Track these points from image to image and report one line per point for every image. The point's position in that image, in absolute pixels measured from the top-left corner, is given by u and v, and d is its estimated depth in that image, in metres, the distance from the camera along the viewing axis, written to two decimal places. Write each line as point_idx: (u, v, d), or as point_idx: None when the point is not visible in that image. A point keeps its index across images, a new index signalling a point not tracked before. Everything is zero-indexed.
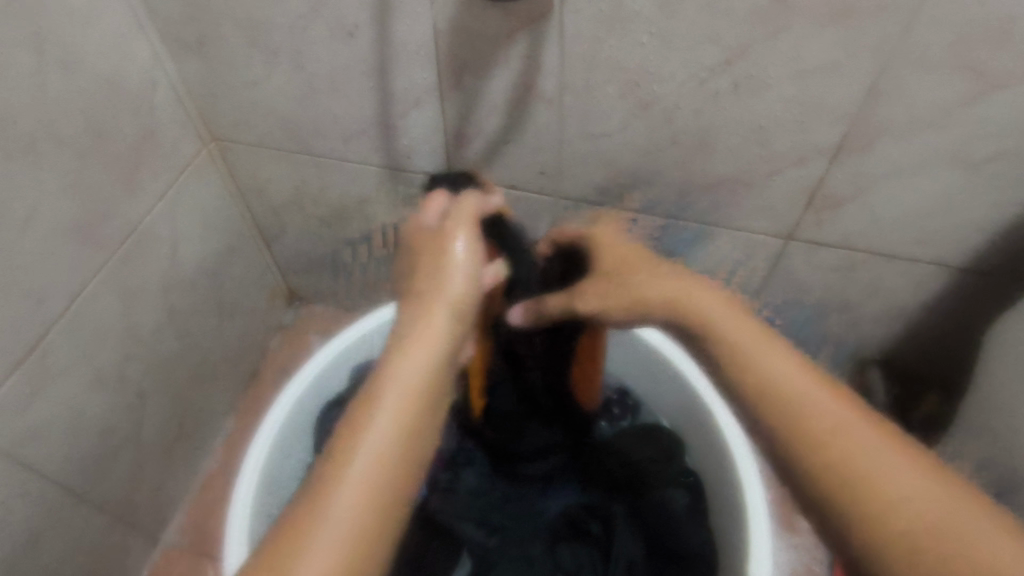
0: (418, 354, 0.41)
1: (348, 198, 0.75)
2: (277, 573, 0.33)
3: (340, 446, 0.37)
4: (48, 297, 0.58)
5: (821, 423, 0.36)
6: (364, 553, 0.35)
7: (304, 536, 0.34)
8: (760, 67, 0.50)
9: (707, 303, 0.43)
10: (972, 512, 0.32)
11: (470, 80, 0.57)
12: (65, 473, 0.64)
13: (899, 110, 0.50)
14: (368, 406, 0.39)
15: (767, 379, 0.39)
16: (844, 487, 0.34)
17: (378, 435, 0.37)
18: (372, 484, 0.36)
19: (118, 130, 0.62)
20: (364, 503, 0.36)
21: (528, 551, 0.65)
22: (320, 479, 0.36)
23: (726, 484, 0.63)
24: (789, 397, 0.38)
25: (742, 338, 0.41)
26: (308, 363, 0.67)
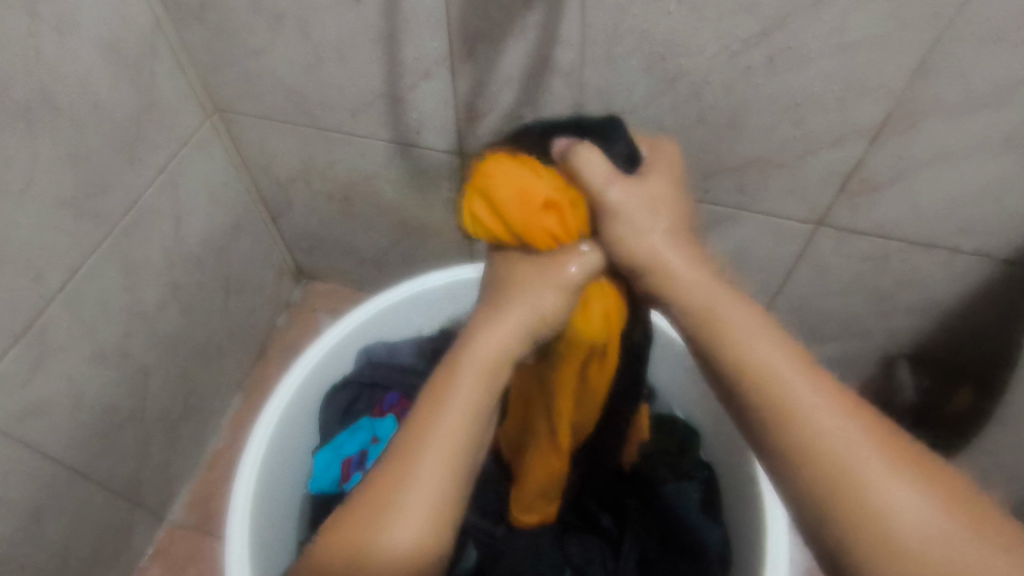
0: (496, 333, 0.43)
1: (356, 174, 0.72)
2: (366, 524, 0.39)
3: (425, 411, 0.42)
4: (46, 273, 0.56)
5: (828, 440, 0.32)
6: (446, 512, 0.39)
7: (391, 494, 0.39)
8: (798, 40, 0.46)
9: (713, 296, 0.39)
10: (972, 535, 0.29)
11: (484, 51, 0.53)
12: (66, 452, 0.63)
13: (952, 89, 0.46)
14: (451, 376, 0.43)
15: (758, 368, 0.35)
16: (837, 504, 0.31)
17: (463, 403, 0.42)
18: (451, 445, 0.40)
19: (116, 99, 0.59)
20: (451, 464, 0.40)
21: (537, 539, 0.61)
22: (407, 439, 0.41)
23: (743, 481, 0.61)
24: (785, 398, 0.34)
25: (743, 334, 0.37)
26: (324, 337, 0.66)
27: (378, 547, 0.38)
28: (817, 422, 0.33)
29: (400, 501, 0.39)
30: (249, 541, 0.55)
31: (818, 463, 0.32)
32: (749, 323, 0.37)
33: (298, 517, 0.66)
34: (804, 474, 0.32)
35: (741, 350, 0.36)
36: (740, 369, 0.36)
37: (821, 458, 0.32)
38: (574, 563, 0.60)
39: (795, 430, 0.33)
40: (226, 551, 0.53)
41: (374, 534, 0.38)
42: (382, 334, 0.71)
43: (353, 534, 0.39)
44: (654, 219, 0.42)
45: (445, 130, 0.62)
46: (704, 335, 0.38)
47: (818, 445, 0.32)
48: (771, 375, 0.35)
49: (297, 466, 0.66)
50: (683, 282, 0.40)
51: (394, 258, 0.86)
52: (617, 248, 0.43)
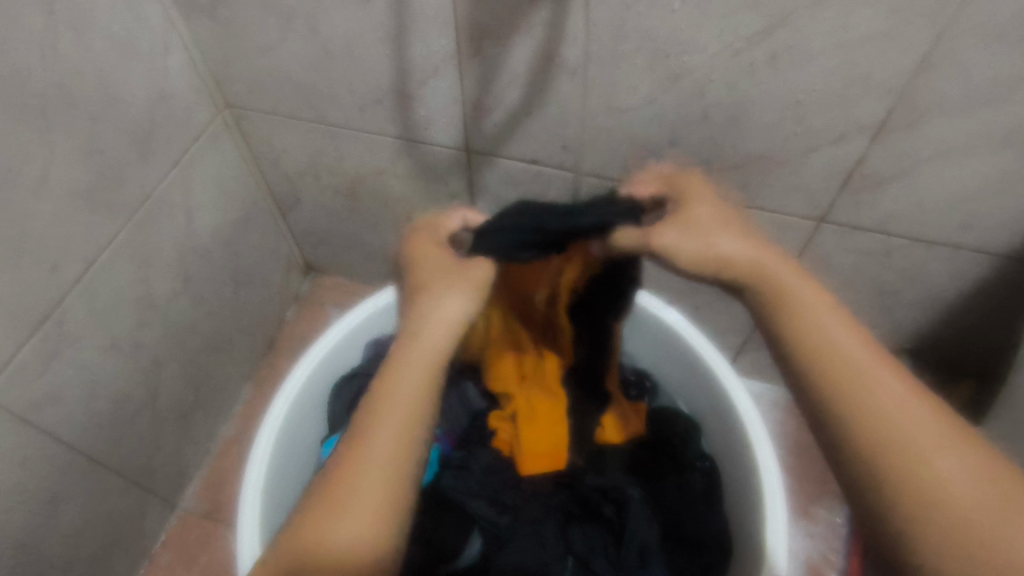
0: (429, 334, 0.48)
1: (364, 169, 0.73)
2: (324, 513, 0.40)
3: (373, 404, 0.45)
4: (62, 264, 0.58)
5: (882, 401, 0.38)
6: (402, 493, 0.42)
7: (348, 482, 0.41)
8: (801, 37, 0.46)
9: (785, 278, 0.45)
10: (994, 487, 0.35)
11: (491, 48, 0.54)
12: (81, 440, 0.65)
13: (953, 85, 0.47)
14: (391, 378, 0.46)
15: (818, 337, 0.41)
16: (886, 457, 0.37)
17: (406, 400, 0.45)
18: (398, 431, 0.43)
19: (130, 94, 0.60)
20: (395, 458, 0.43)
21: (540, 529, 0.63)
22: (353, 440, 0.43)
23: (745, 471, 0.62)
24: (840, 363, 0.40)
25: (808, 308, 0.43)
26: (332, 330, 0.67)
27: (329, 545, 0.39)
28: (866, 388, 0.39)
29: (351, 495, 0.41)
30: (259, 524, 0.56)
31: (861, 420, 0.38)
32: (817, 300, 0.43)
33: None
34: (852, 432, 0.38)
35: (803, 320, 0.42)
36: (794, 341, 0.42)
37: (870, 424, 0.38)
38: (576, 552, 0.63)
39: (851, 390, 0.39)
40: (239, 537, 0.55)
41: (323, 529, 0.40)
42: (387, 327, 0.72)
43: (310, 527, 0.40)
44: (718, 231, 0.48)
45: (452, 126, 0.63)
46: (770, 305, 0.44)
47: (871, 404, 0.38)
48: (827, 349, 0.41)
49: (305, 454, 0.67)
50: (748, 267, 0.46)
51: (402, 252, 0.87)
52: (687, 264, 0.47)
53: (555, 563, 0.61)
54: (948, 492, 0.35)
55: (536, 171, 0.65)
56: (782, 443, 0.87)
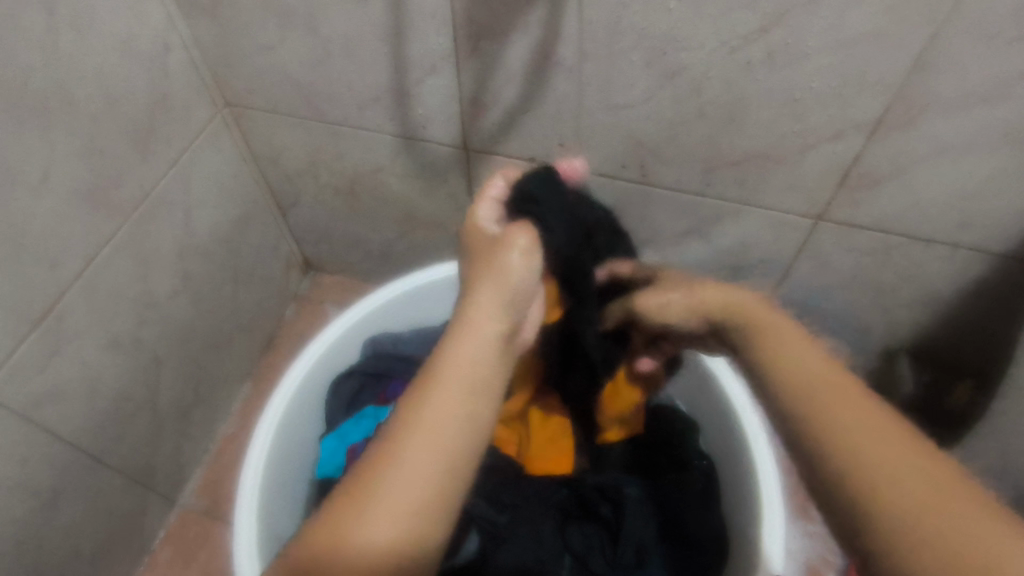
0: (476, 332, 0.44)
1: (363, 167, 0.74)
2: (351, 518, 0.37)
3: (414, 403, 0.42)
4: (63, 261, 0.58)
5: (853, 430, 0.36)
6: (442, 502, 0.39)
7: (380, 485, 0.38)
8: (796, 35, 0.46)
9: (763, 317, 0.46)
10: (982, 514, 0.32)
11: (488, 47, 0.54)
12: (81, 436, 0.65)
13: (950, 83, 0.47)
14: (429, 377, 0.42)
15: (793, 375, 0.41)
16: (868, 490, 0.34)
17: (442, 401, 0.41)
18: (440, 435, 0.40)
19: (130, 93, 0.61)
20: (436, 465, 0.39)
21: (539, 528, 0.62)
22: (384, 442, 0.40)
23: (742, 472, 0.62)
24: (813, 394, 0.39)
25: (781, 346, 0.43)
26: (331, 326, 0.67)
27: (355, 549, 0.37)
28: (833, 412, 0.38)
29: (375, 501, 0.38)
30: (257, 517, 0.57)
31: (828, 448, 0.36)
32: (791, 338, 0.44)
33: (303, 504, 0.68)
34: (825, 461, 0.36)
35: (777, 361, 0.42)
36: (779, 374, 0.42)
37: (845, 458, 0.36)
38: (574, 552, 0.62)
39: (825, 421, 0.38)
40: (235, 535, 0.55)
41: (346, 540, 0.37)
42: (385, 325, 0.72)
43: (335, 529, 0.37)
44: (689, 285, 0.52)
45: (450, 124, 0.63)
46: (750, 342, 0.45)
47: (842, 434, 0.36)
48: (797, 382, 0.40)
49: (305, 450, 0.68)
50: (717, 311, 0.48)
51: (400, 251, 0.87)
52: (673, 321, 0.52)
53: (551, 560, 0.61)
54: (927, 516, 0.32)
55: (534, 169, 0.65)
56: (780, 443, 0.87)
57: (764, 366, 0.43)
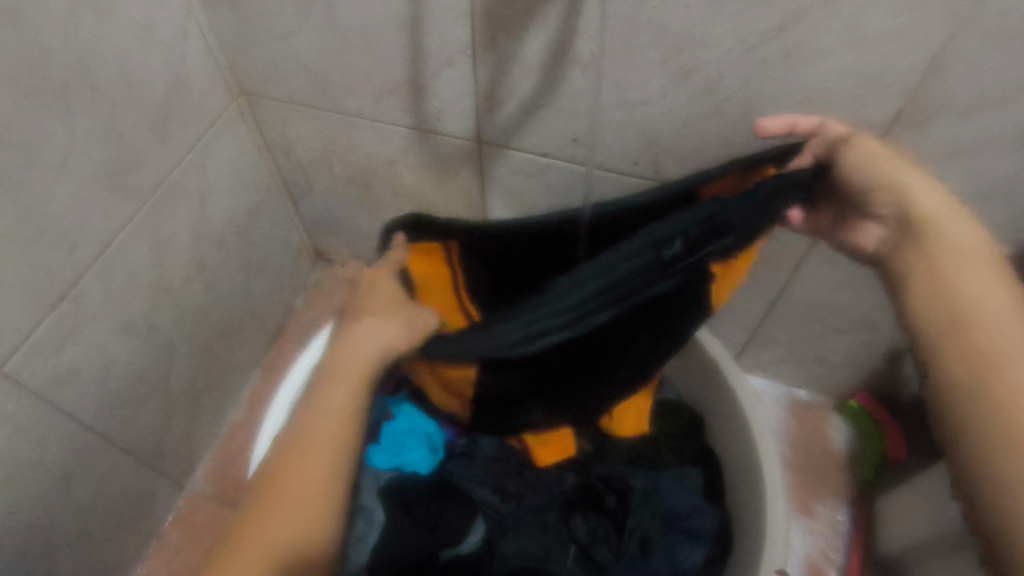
0: (364, 339, 0.56)
1: (376, 158, 0.74)
2: (271, 497, 0.51)
3: (318, 397, 0.55)
4: (80, 245, 0.59)
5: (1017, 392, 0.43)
6: (335, 470, 0.53)
7: (289, 468, 0.52)
8: (813, 34, 0.47)
9: (953, 227, 0.49)
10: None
11: (505, 41, 0.54)
12: (96, 417, 0.66)
13: (964, 85, 0.47)
14: (315, 402, 0.55)
15: (974, 313, 0.47)
16: (1003, 449, 0.43)
17: (334, 401, 0.55)
18: (334, 428, 0.54)
19: (149, 79, 0.61)
20: (327, 449, 0.53)
21: (544, 518, 0.64)
22: (282, 452, 0.54)
23: (747, 460, 0.63)
24: (997, 346, 0.45)
25: (959, 272, 0.48)
26: (319, 341, 0.65)
27: (261, 530, 0.49)
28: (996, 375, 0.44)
29: (264, 524, 0.50)
30: None
31: (996, 427, 0.43)
32: (979, 257, 0.49)
33: None
34: (994, 459, 0.43)
35: (945, 280, 0.48)
36: (940, 296, 0.48)
37: (991, 421, 0.44)
38: (578, 540, 0.63)
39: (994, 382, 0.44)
40: None
41: (262, 527, 0.49)
42: None
43: (266, 524, 0.50)
44: (893, 163, 0.50)
45: (464, 118, 0.64)
46: (947, 252, 0.48)
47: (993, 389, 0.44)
48: (983, 325, 0.46)
49: None
50: (933, 216, 0.49)
51: None
52: (872, 180, 0.50)
53: (557, 551, 0.62)
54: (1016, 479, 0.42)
55: (547, 163, 0.65)
56: (783, 442, 0.87)
57: (921, 288, 0.49)
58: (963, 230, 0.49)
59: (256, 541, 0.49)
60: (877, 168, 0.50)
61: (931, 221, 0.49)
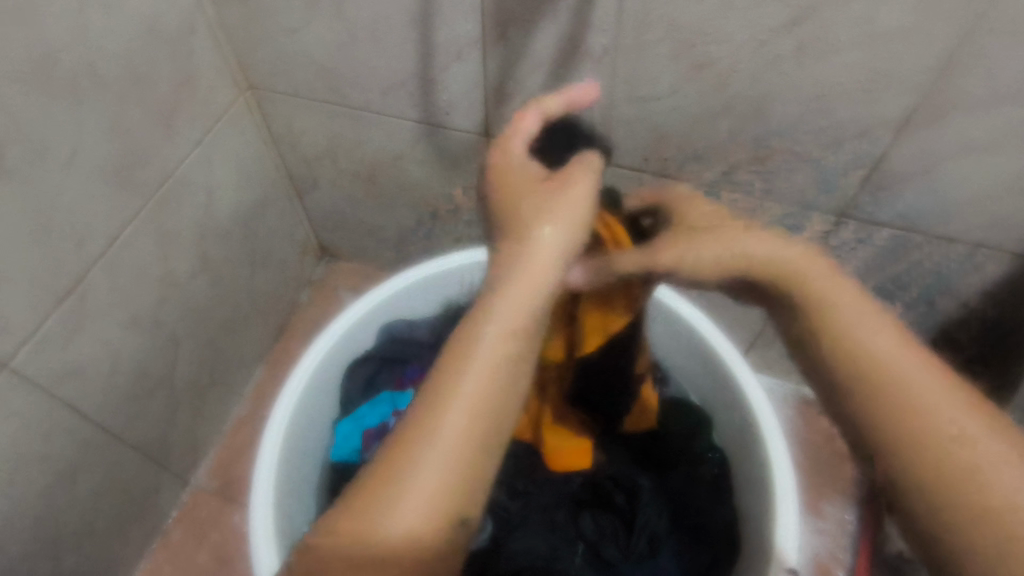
0: (542, 255, 0.45)
1: (384, 153, 0.74)
2: (404, 463, 0.39)
3: (467, 329, 0.43)
4: (87, 240, 0.58)
5: (956, 446, 0.39)
6: (492, 430, 0.41)
7: (433, 416, 0.40)
8: (828, 30, 0.46)
9: (826, 289, 0.45)
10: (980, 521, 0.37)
11: (516, 35, 0.54)
12: (101, 412, 0.66)
13: (980, 82, 0.46)
14: (468, 332, 0.43)
15: (884, 370, 0.42)
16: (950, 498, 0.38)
17: (495, 326, 0.43)
18: (497, 368, 0.42)
19: (157, 73, 0.61)
20: (485, 397, 0.41)
21: (552, 516, 0.64)
22: (415, 415, 0.41)
23: (754, 461, 0.62)
24: (915, 400, 0.41)
25: (852, 325, 0.44)
26: (331, 329, 0.65)
27: (388, 521, 0.37)
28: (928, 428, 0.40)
29: (398, 492, 0.38)
30: (274, 505, 0.56)
31: (938, 477, 0.39)
32: (862, 314, 0.44)
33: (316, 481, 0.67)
34: (942, 509, 0.38)
35: (860, 341, 0.43)
36: (858, 370, 0.43)
37: (931, 473, 0.39)
38: (586, 536, 0.63)
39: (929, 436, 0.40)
40: (251, 529, 0.55)
41: (389, 509, 0.38)
42: (395, 310, 0.71)
43: (385, 493, 0.38)
44: (722, 232, 0.48)
45: (473, 112, 0.63)
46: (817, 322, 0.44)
47: (929, 446, 0.40)
48: (905, 389, 0.41)
49: (319, 429, 0.67)
50: (795, 276, 0.46)
51: (417, 238, 0.87)
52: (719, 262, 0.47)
53: (564, 548, 0.62)
54: (979, 526, 0.37)
55: None
56: (789, 440, 0.87)
57: (831, 350, 0.44)
58: (836, 289, 0.45)
59: (388, 514, 0.37)
60: (702, 250, 0.48)
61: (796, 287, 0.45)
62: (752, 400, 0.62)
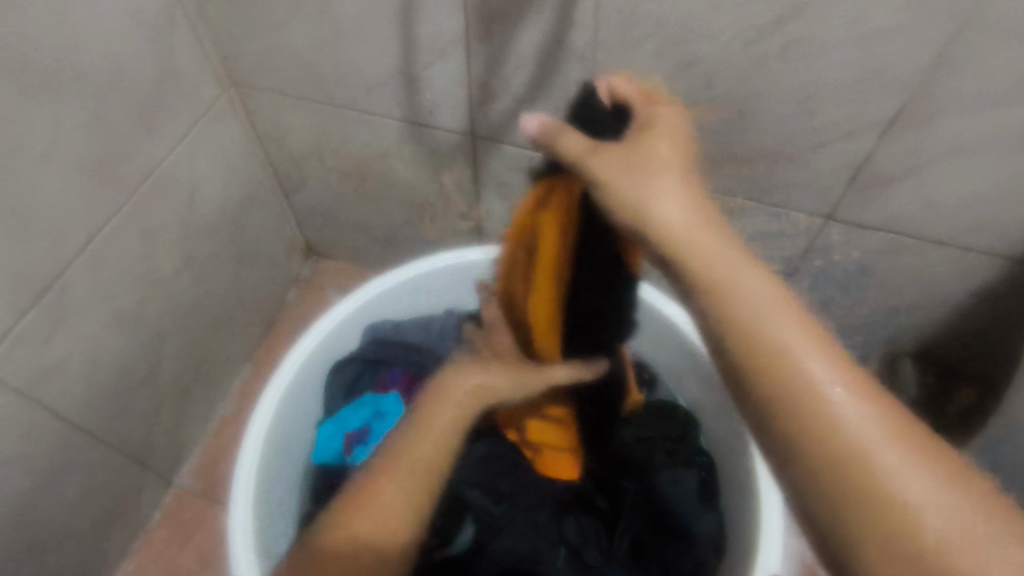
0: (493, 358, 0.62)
1: (369, 151, 0.73)
2: (384, 481, 0.51)
3: (439, 394, 0.59)
4: (65, 237, 0.57)
5: (854, 447, 0.32)
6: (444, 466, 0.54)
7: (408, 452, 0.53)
8: (815, 28, 0.45)
9: (728, 266, 0.39)
10: (879, 532, 0.31)
11: (499, 33, 0.53)
12: (82, 411, 0.65)
13: (970, 83, 0.45)
14: (437, 399, 0.58)
15: (784, 354, 0.35)
16: (856, 505, 0.31)
17: (462, 398, 0.58)
18: (456, 424, 0.56)
19: (137, 68, 0.60)
20: (446, 442, 0.55)
21: (535, 517, 0.63)
22: (388, 454, 0.53)
23: (742, 466, 0.61)
24: (817, 394, 0.34)
25: (754, 303, 0.37)
26: (320, 325, 0.65)
27: (366, 520, 0.49)
28: (833, 422, 0.33)
29: (379, 501, 0.49)
30: (253, 509, 0.55)
31: (838, 477, 0.32)
32: (767, 295, 0.37)
33: (298, 485, 0.66)
34: (841, 514, 0.32)
35: (761, 320, 0.36)
36: (746, 346, 0.36)
37: (835, 471, 0.32)
38: (569, 542, 0.62)
39: (832, 432, 0.33)
40: (229, 524, 0.54)
41: (361, 514, 0.49)
42: (385, 309, 0.70)
43: (364, 506, 0.49)
44: (655, 180, 0.43)
45: (457, 111, 0.63)
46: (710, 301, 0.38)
47: (830, 443, 0.33)
48: (795, 368, 0.34)
49: (304, 428, 0.67)
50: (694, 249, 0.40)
51: (404, 237, 0.86)
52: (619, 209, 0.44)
53: (547, 551, 0.61)
54: (884, 539, 0.31)
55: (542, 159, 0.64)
56: None
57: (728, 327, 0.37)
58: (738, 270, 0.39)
59: (370, 513, 0.49)
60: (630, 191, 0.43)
61: (689, 257, 0.40)
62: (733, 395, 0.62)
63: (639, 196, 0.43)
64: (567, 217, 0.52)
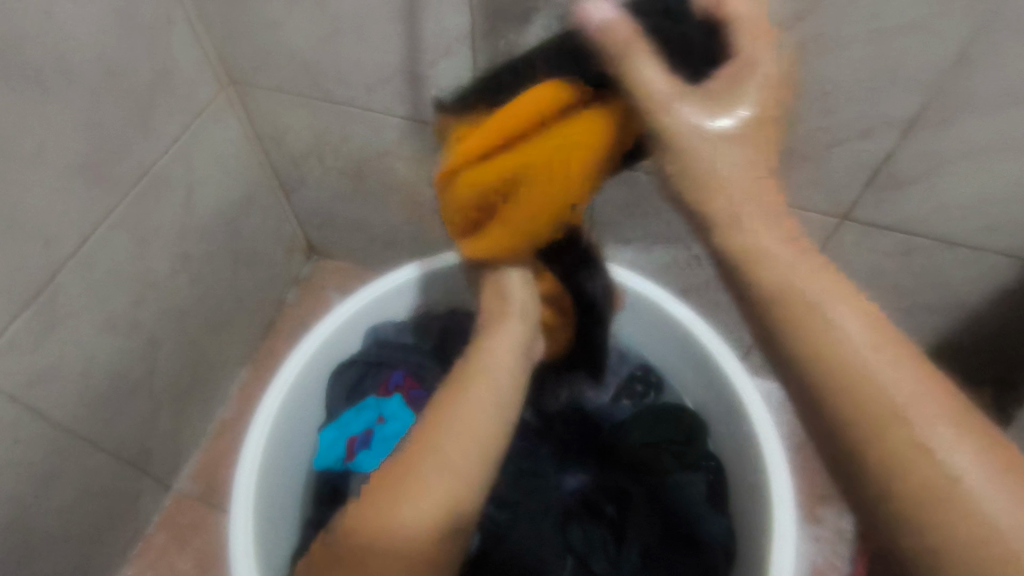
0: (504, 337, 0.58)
1: (370, 149, 0.71)
2: (408, 479, 0.47)
3: (459, 381, 0.54)
4: (58, 240, 0.56)
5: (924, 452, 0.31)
6: (478, 459, 0.50)
7: (432, 443, 0.49)
8: (830, 26, 0.44)
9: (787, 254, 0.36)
10: (964, 543, 0.29)
11: (505, 30, 0.52)
12: (76, 416, 0.64)
13: (990, 80, 0.44)
14: (458, 386, 0.54)
15: (841, 353, 0.33)
16: (927, 509, 0.30)
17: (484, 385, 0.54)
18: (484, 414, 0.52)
19: (131, 65, 0.58)
20: (475, 432, 0.50)
21: (539, 525, 0.62)
22: (411, 449, 0.49)
23: (751, 472, 0.60)
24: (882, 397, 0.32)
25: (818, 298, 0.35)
26: (322, 325, 0.63)
27: (393, 523, 0.45)
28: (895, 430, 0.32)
29: (411, 496, 0.46)
30: (254, 518, 0.54)
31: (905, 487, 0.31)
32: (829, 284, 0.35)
33: (300, 490, 0.65)
34: (907, 526, 0.31)
35: (822, 315, 0.34)
36: (807, 344, 0.34)
37: (901, 478, 0.31)
38: (575, 550, 0.61)
39: (894, 437, 0.32)
40: (229, 530, 0.53)
41: (392, 517, 0.45)
42: (387, 310, 0.69)
43: (385, 508, 0.46)
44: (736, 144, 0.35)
45: None
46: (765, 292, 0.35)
47: (897, 447, 0.32)
48: (856, 369, 0.33)
49: (305, 433, 0.66)
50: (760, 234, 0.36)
51: (406, 237, 0.85)
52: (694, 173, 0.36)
53: (554, 559, 0.60)
54: (960, 547, 0.29)
55: None
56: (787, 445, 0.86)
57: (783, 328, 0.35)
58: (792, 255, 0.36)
59: (397, 516, 0.45)
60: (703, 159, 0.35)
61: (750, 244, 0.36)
62: (740, 396, 0.61)
63: (708, 157, 0.35)
64: (612, 143, 0.42)
